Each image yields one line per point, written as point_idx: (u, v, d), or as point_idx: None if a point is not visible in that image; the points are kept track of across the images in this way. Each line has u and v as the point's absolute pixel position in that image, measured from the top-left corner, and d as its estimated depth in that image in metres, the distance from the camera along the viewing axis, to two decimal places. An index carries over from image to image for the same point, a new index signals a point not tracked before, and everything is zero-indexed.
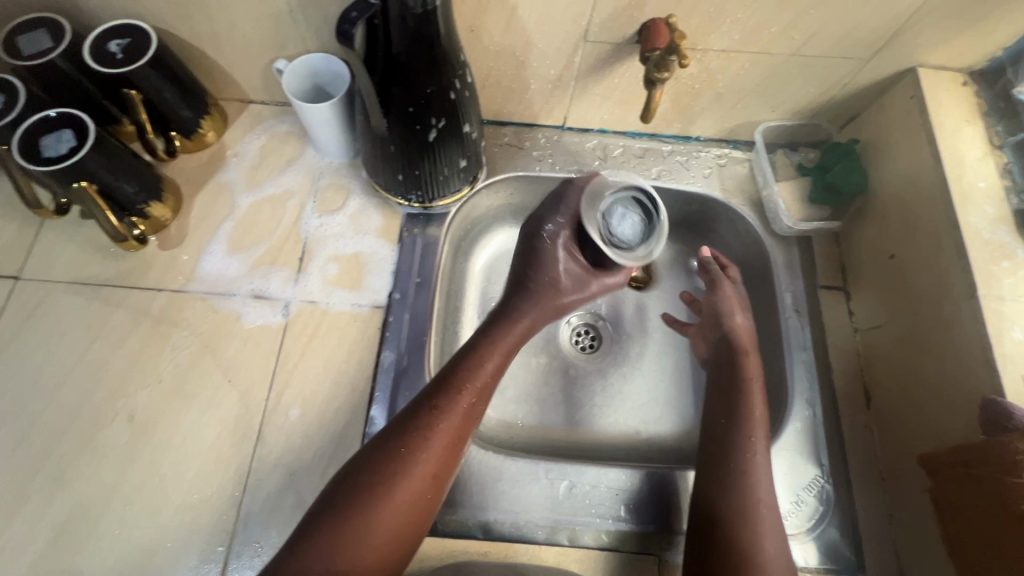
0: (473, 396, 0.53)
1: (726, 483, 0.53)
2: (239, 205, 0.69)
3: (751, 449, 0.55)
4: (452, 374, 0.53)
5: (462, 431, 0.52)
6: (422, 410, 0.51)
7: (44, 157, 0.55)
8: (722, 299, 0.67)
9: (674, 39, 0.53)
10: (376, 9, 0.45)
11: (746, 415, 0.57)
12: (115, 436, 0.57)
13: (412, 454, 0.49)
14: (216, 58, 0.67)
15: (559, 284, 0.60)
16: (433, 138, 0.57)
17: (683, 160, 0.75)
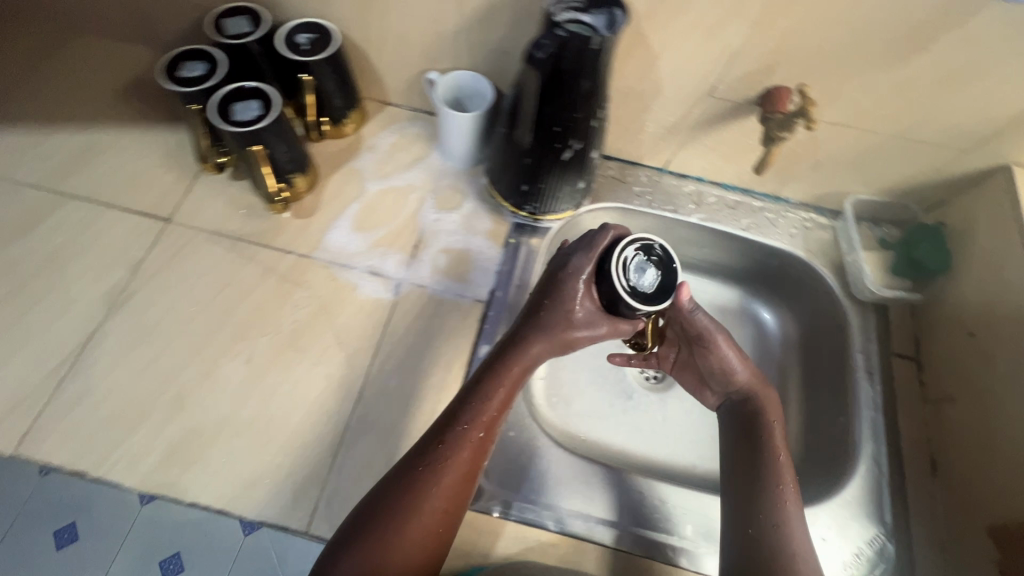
0: (482, 432, 0.52)
1: (761, 538, 0.53)
2: (367, 189, 0.76)
3: (767, 521, 0.54)
4: (457, 408, 0.52)
5: (474, 464, 0.51)
6: (431, 446, 0.51)
7: (233, 120, 0.62)
8: (717, 356, 0.61)
9: (806, 104, 0.60)
10: (559, 42, 0.53)
11: (772, 481, 0.56)
12: (233, 373, 0.63)
13: (423, 492, 0.49)
14: (374, 61, 0.75)
15: (573, 322, 0.54)
16: (566, 158, 0.63)
17: (772, 217, 0.80)
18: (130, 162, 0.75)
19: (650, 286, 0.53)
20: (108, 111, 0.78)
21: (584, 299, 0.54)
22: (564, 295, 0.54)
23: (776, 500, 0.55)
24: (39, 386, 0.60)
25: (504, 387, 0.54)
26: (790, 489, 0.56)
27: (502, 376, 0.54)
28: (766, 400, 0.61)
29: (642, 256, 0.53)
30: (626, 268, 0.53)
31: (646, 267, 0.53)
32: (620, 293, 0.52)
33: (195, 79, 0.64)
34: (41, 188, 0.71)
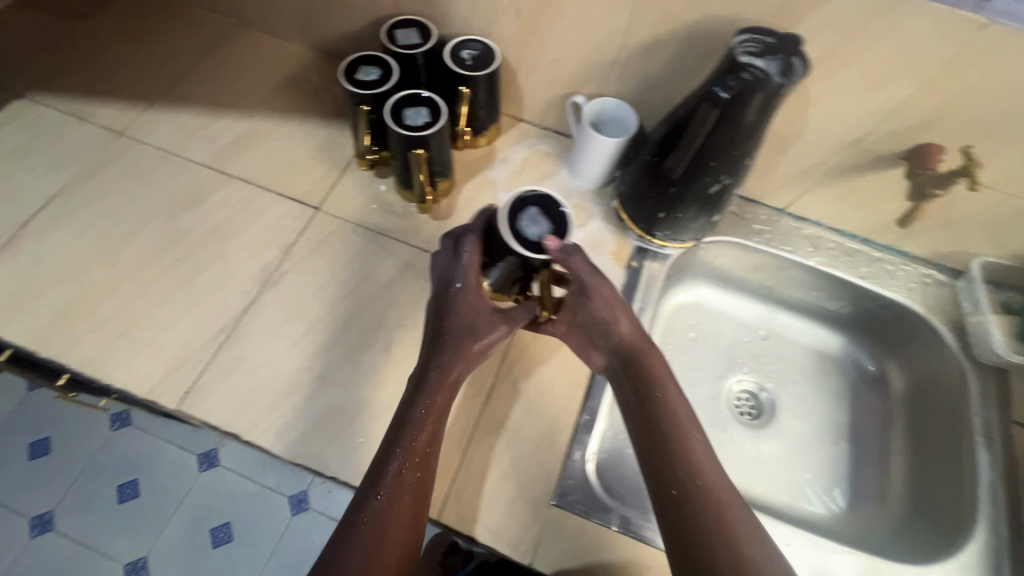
0: (417, 472, 0.53)
1: (684, 498, 0.51)
2: (499, 199, 0.80)
3: (691, 490, 0.52)
4: (386, 456, 0.53)
5: (417, 505, 0.52)
6: (370, 496, 0.51)
7: (405, 124, 0.67)
8: (599, 305, 0.61)
9: (971, 164, 0.62)
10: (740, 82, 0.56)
11: (680, 446, 0.55)
12: (373, 360, 0.67)
13: (372, 546, 0.49)
14: (521, 79, 0.79)
15: (477, 333, 0.59)
16: (712, 191, 0.66)
17: (891, 269, 0.81)
18: (285, 151, 0.80)
19: (536, 234, 0.57)
20: (267, 102, 0.84)
21: (484, 303, 0.60)
22: (467, 309, 0.59)
23: (694, 465, 0.53)
24: (202, 350, 0.65)
25: (431, 424, 0.55)
26: (698, 444, 0.55)
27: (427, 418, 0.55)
28: (647, 346, 0.62)
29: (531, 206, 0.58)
30: (514, 221, 0.57)
31: (535, 214, 0.58)
32: (514, 246, 0.56)
33: (370, 83, 0.69)
34: (208, 167, 0.78)
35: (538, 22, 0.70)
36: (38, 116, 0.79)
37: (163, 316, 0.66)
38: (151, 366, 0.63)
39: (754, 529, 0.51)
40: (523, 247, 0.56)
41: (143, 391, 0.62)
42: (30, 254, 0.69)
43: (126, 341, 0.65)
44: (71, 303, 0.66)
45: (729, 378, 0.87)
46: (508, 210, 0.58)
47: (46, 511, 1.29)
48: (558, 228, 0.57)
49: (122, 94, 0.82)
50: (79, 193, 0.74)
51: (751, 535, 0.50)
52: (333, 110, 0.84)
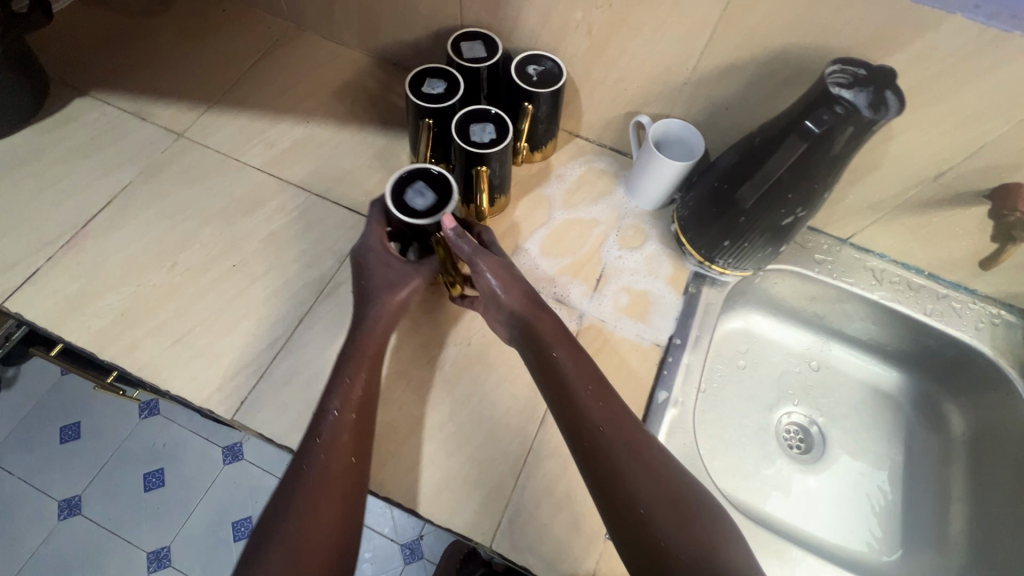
0: (354, 412, 0.57)
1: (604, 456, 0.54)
2: (555, 217, 0.79)
3: (601, 434, 0.55)
4: (323, 404, 0.57)
5: (358, 444, 0.56)
6: (309, 441, 0.55)
7: (470, 140, 0.66)
8: (490, 280, 0.62)
9: None
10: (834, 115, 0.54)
11: (579, 394, 0.57)
12: (427, 377, 0.66)
13: (316, 481, 0.52)
14: (583, 96, 0.78)
15: (395, 286, 0.62)
16: (785, 223, 0.63)
17: (958, 306, 0.78)
18: (341, 159, 0.80)
19: (421, 204, 0.61)
20: (324, 108, 0.84)
21: (395, 260, 0.63)
22: (379, 265, 0.63)
23: (596, 408, 0.56)
24: (257, 359, 0.65)
25: (365, 374, 0.59)
26: (593, 387, 0.58)
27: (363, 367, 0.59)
28: (540, 304, 0.63)
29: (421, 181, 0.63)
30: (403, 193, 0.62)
31: (423, 187, 0.62)
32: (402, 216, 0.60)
33: (435, 96, 0.68)
34: (266, 172, 0.77)
35: (609, 41, 0.68)
36: (101, 114, 0.80)
37: (219, 323, 0.66)
38: (207, 373, 0.63)
39: (660, 451, 0.56)
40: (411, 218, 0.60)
41: (200, 398, 0.62)
42: (92, 254, 0.69)
43: (184, 346, 0.65)
44: (130, 305, 0.66)
45: (779, 408, 0.85)
46: (394, 190, 0.62)
47: (74, 495, 1.30)
48: (444, 193, 0.61)
49: (182, 95, 0.82)
50: (139, 194, 0.74)
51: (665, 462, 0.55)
52: (390, 118, 0.84)
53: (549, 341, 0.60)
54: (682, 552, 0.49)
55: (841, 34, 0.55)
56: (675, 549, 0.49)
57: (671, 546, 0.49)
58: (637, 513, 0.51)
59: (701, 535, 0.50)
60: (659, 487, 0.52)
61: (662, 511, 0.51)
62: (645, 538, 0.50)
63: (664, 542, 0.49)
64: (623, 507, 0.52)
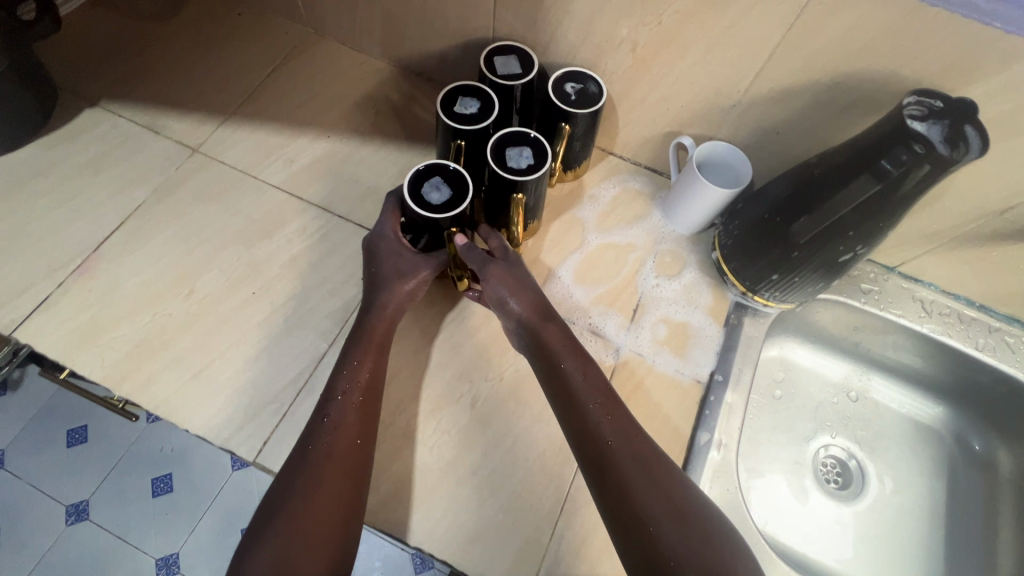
0: (361, 395, 0.55)
1: (612, 467, 0.51)
2: (588, 241, 0.75)
3: (609, 447, 0.52)
4: (331, 384, 0.56)
5: (365, 427, 0.54)
6: (316, 419, 0.54)
7: (507, 166, 0.62)
8: (497, 283, 0.60)
9: None
10: (914, 154, 0.51)
11: (587, 402, 0.55)
12: (458, 416, 0.63)
13: (318, 460, 0.51)
14: (620, 114, 0.73)
15: (404, 275, 0.61)
16: (843, 260, 0.59)
17: (1011, 342, 0.74)
18: (364, 177, 0.76)
19: (438, 201, 0.58)
20: (345, 122, 0.80)
21: (406, 249, 0.62)
22: (390, 254, 0.61)
23: (604, 420, 0.54)
24: (279, 395, 0.61)
25: (372, 356, 0.58)
26: (601, 398, 0.55)
27: (369, 349, 0.58)
28: (548, 311, 0.61)
29: (439, 175, 0.59)
30: (418, 188, 0.58)
31: (441, 182, 0.59)
32: (416, 211, 0.57)
33: (468, 117, 0.64)
34: (286, 191, 0.74)
35: (653, 59, 0.64)
36: (113, 127, 0.76)
37: (240, 356, 0.63)
38: (227, 411, 0.60)
39: (673, 469, 0.52)
40: (427, 213, 0.57)
41: (221, 438, 0.59)
42: (106, 280, 0.66)
43: (202, 381, 0.61)
44: (146, 335, 0.63)
45: (816, 441, 0.81)
46: (411, 181, 0.59)
47: (82, 500, 1.20)
48: (462, 189, 0.58)
49: (196, 106, 0.78)
50: (154, 214, 0.71)
51: (679, 480, 0.51)
52: (414, 133, 0.80)
53: (556, 350, 0.58)
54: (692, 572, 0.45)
55: (916, 63, 0.51)
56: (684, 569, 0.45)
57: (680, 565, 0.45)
58: (644, 529, 0.47)
59: (714, 555, 0.46)
60: (670, 503, 0.49)
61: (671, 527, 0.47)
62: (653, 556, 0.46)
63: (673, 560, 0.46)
64: (629, 524, 0.48)
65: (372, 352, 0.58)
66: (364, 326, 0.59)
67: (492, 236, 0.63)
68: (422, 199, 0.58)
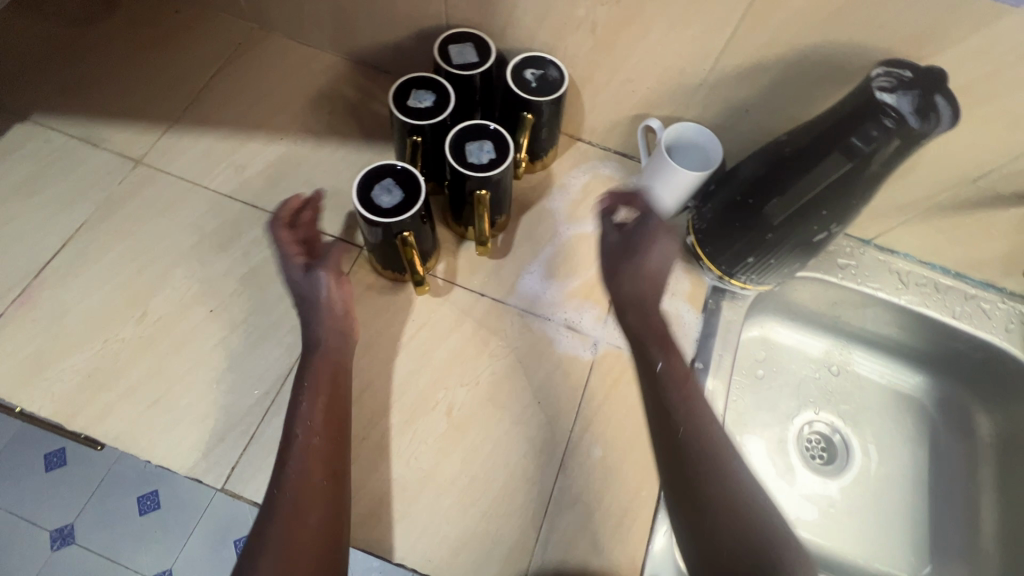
0: (322, 432, 0.52)
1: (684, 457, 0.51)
2: (560, 233, 0.73)
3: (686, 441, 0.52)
4: (288, 429, 0.52)
5: (333, 465, 0.50)
6: (277, 469, 0.49)
7: (467, 162, 0.59)
8: (629, 253, 0.62)
9: None
10: (885, 125, 0.49)
11: (670, 394, 0.55)
12: (435, 425, 0.61)
13: (286, 513, 0.46)
14: (585, 99, 0.71)
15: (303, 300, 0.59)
16: (817, 239, 0.59)
17: (987, 308, 0.74)
18: (321, 180, 0.72)
19: (389, 204, 0.55)
20: (298, 123, 0.75)
21: (295, 271, 0.59)
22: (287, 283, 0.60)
23: (684, 414, 0.53)
24: (245, 417, 0.59)
25: (327, 390, 0.54)
26: (686, 391, 0.55)
27: (323, 382, 0.55)
28: (654, 291, 0.61)
29: (390, 176, 0.57)
30: (368, 191, 0.56)
31: (392, 185, 0.56)
32: (367, 216, 0.55)
33: (423, 111, 0.61)
34: (239, 200, 0.70)
35: (615, 41, 0.61)
36: (48, 142, 0.71)
37: (202, 378, 0.60)
38: (191, 438, 0.57)
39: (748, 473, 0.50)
40: (378, 217, 0.54)
41: (187, 467, 0.56)
42: (51, 308, 0.62)
43: (162, 408, 0.58)
44: (99, 364, 0.60)
45: (800, 418, 0.80)
46: (361, 184, 0.56)
47: None
48: (416, 191, 0.56)
49: (136, 113, 0.73)
50: (98, 233, 0.66)
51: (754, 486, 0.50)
52: (372, 130, 0.76)
53: (647, 336, 0.59)
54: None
55: (882, 32, 0.49)
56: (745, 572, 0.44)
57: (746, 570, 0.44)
58: (711, 528, 0.47)
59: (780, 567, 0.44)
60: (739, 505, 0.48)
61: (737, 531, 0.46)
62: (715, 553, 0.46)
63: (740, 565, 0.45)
64: (696, 515, 0.49)
65: (325, 385, 0.55)
66: (321, 358, 0.56)
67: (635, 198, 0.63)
68: (372, 202, 0.55)
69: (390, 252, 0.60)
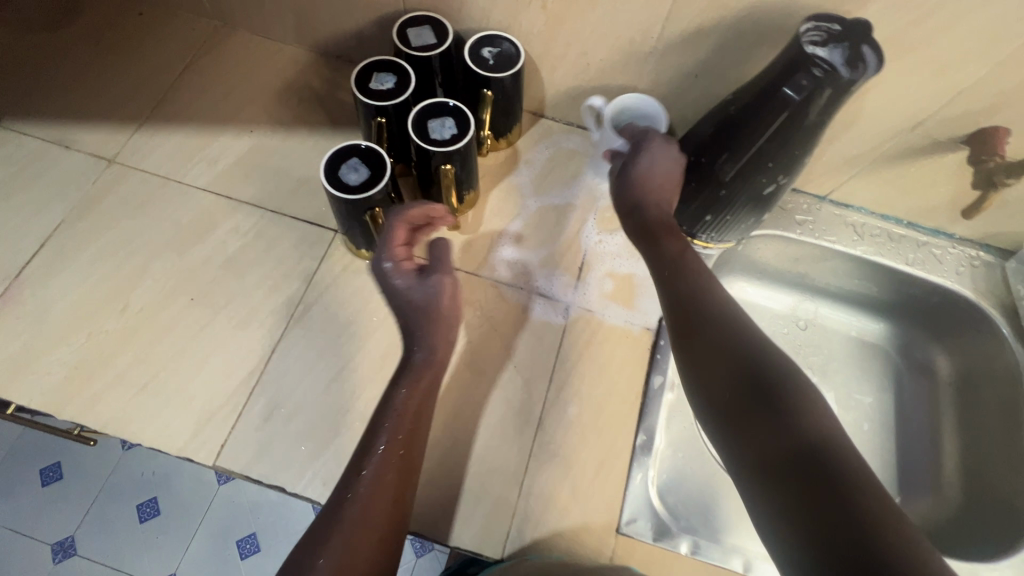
0: (402, 449, 0.50)
1: (716, 338, 0.47)
2: (529, 206, 0.75)
3: (717, 322, 0.48)
4: (373, 433, 0.51)
5: (405, 481, 0.50)
6: (352, 472, 0.49)
7: (430, 138, 0.61)
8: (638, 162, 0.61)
9: None
10: (815, 81, 0.51)
11: (691, 280, 0.52)
12: None
13: (355, 527, 0.46)
14: (544, 75, 0.73)
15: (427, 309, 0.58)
16: (768, 191, 0.61)
17: (938, 253, 0.78)
18: (293, 169, 0.74)
19: (357, 181, 0.57)
20: (267, 116, 0.77)
21: (417, 282, 0.58)
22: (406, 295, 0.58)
23: (708, 299, 0.50)
24: (231, 397, 0.61)
25: (415, 399, 0.54)
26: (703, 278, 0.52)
27: (409, 390, 0.54)
28: (666, 197, 0.60)
29: (358, 155, 0.59)
30: (336, 171, 0.58)
31: (360, 163, 0.58)
32: (335, 194, 0.56)
33: (385, 93, 0.63)
34: (213, 192, 0.71)
35: (566, 15, 0.63)
36: (19, 146, 0.72)
37: (187, 363, 0.62)
38: (179, 420, 0.59)
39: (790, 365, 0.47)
40: (346, 195, 0.56)
41: (176, 448, 0.58)
42: (34, 305, 0.64)
43: (150, 394, 0.60)
44: (85, 356, 0.62)
45: None
46: (329, 165, 0.58)
47: (67, 536, 1.12)
48: (381, 168, 0.58)
49: (106, 114, 0.75)
50: (76, 232, 0.68)
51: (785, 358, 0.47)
52: (340, 118, 0.78)
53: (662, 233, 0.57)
54: (815, 442, 0.40)
55: None
56: (818, 455, 0.39)
57: (808, 442, 0.40)
58: (760, 399, 0.43)
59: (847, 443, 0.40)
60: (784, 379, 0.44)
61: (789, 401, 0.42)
62: (767, 427, 0.42)
63: (802, 438, 0.40)
64: (741, 392, 0.44)
65: (419, 391, 0.54)
66: (420, 369, 0.56)
67: (632, 130, 0.66)
68: (341, 181, 0.57)
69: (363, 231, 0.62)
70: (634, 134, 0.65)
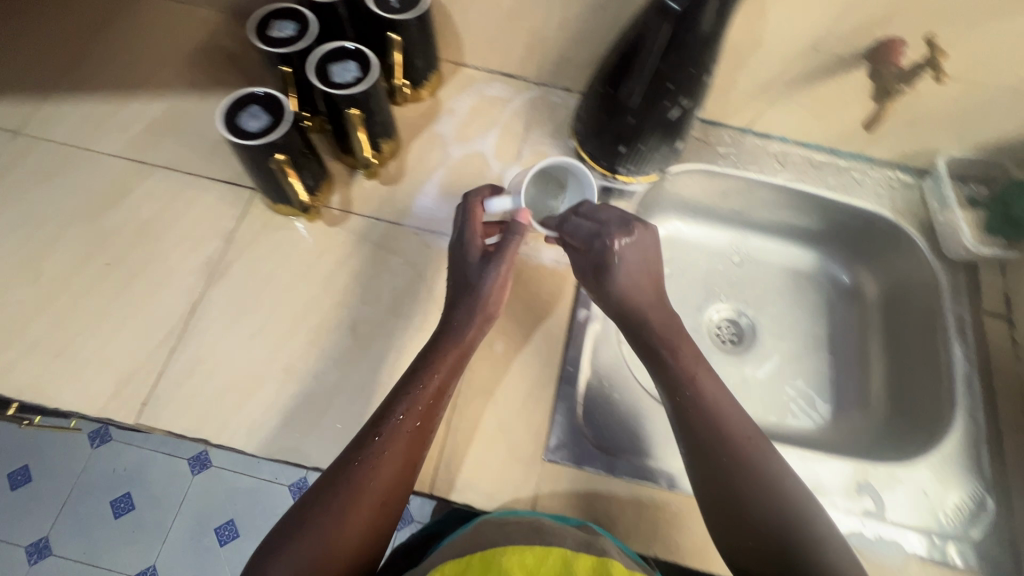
0: (419, 420, 0.50)
1: (722, 464, 0.49)
2: (451, 154, 0.75)
3: (722, 450, 0.49)
4: (392, 401, 0.51)
5: (413, 451, 0.49)
6: (368, 439, 0.49)
7: (332, 81, 0.60)
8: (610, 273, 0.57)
9: (934, 54, 0.59)
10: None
11: (702, 402, 0.51)
12: (339, 341, 0.63)
13: (364, 498, 0.46)
14: (455, 19, 0.72)
15: (479, 288, 0.57)
16: (675, 116, 0.62)
17: (858, 177, 0.80)
18: (207, 130, 0.72)
19: (256, 127, 0.56)
20: (178, 79, 0.75)
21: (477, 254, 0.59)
22: (462, 264, 0.59)
23: (716, 429, 0.50)
24: (151, 356, 0.60)
25: (440, 375, 0.53)
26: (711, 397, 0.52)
27: (436, 363, 0.54)
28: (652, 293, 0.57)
29: (256, 101, 0.57)
30: (234, 118, 0.57)
31: (259, 109, 0.57)
32: (234, 140, 0.55)
33: (284, 39, 0.61)
34: (125, 158, 0.70)
35: None
36: None
37: (105, 327, 0.61)
38: (99, 382, 0.59)
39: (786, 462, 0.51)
40: (245, 140, 0.55)
41: (97, 409, 0.58)
42: None
43: (67, 359, 0.60)
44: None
45: (709, 303, 0.84)
46: (226, 113, 0.57)
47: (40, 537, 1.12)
48: (281, 112, 0.57)
49: (10, 87, 0.73)
50: None
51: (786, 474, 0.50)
52: (254, 77, 0.76)
53: (665, 353, 0.54)
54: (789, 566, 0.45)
55: None
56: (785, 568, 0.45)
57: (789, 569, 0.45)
58: (756, 527, 0.47)
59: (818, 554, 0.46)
60: (788, 514, 0.47)
61: (787, 531, 0.46)
62: (753, 545, 0.47)
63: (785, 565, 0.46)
64: (733, 512, 0.48)
65: (445, 365, 0.54)
66: (443, 347, 0.55)
67: (579, 234, 0.58)
68: (240, 127, 0.56)
69: (273, 180, 0.61)
70: (583, 235, 0.58)
